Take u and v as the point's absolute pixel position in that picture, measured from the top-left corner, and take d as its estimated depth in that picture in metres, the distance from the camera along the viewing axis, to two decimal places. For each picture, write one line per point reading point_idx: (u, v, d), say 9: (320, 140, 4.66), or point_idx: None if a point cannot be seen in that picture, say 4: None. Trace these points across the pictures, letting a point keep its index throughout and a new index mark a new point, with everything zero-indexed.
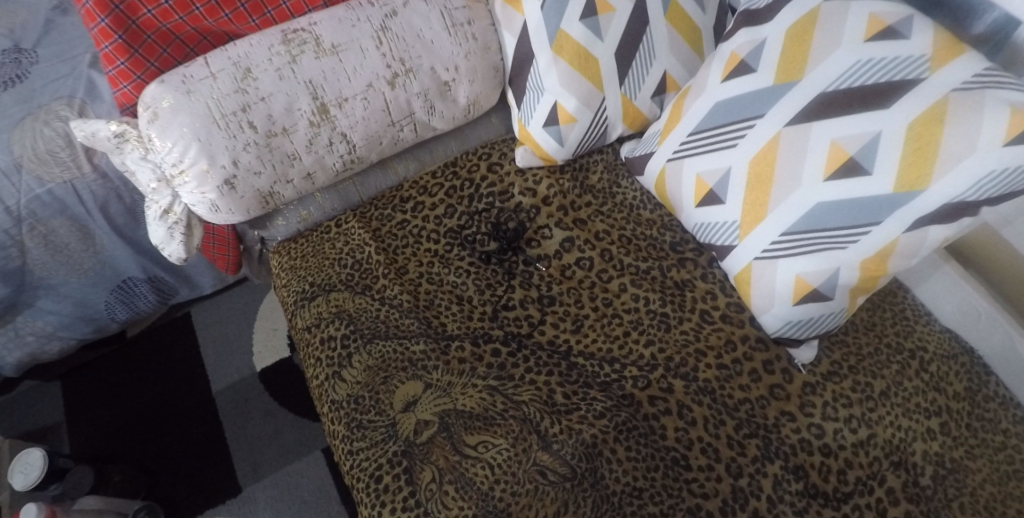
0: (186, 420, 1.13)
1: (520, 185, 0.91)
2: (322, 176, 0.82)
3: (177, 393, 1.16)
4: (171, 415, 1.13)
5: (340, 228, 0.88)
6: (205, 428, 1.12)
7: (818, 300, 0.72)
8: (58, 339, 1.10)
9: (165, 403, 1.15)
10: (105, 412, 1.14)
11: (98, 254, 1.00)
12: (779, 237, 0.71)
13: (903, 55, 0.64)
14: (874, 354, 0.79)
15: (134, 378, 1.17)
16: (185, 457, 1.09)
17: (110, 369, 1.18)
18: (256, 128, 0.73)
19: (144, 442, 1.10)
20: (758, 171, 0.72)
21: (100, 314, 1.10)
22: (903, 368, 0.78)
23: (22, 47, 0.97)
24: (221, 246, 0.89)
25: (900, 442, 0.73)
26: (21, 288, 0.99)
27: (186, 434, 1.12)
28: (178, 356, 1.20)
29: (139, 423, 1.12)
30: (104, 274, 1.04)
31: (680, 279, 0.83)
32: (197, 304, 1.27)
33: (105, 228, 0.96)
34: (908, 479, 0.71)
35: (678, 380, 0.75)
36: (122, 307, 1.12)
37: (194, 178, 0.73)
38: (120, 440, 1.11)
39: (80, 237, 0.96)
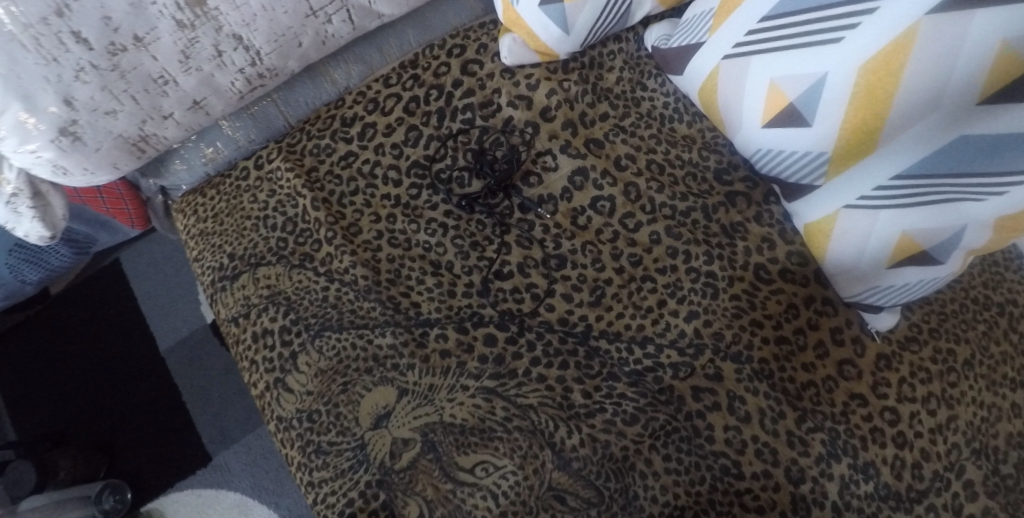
0: (136, 386, 0.97)
1: (509, 92, 0.65)
2: (218, 100, 0.56)
3: (119, 354, 0.98)
4: (118, 379, 0.97)
5: (263, 169, 0.63)
6: (161, 393, 0.96)
7: (923, 264, 0.54)
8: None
9: (108, 367, 0.97)
10: (40, 383, 0.96)
11: None
12: (887, 182, 0.51)
13: None
14: (959, 312, 0.64)
15: (63, 340, 0.98)
16: (144, 426, 0.95)
17: (30, 333, 0.98)
18: (89, 41, 0.46)
19: (91, 413, 0.95)
20: (868, 83, 0.48)
21: (4, 279, 0.84)
22: (989, 329, 0.64)
23: None
24: (114, 201, 0.68)
25: (982, 423, 0.61)
26: None
27: (139, 401, 0.96)
28: (111, 311, 1.00)
29: (82, 393, 0.96)
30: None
31: (729, 222, 0.63)
32: (127, 248, 1.04)
33: None
34: (989, 469, 0.60)
35: (729, 364, 0.59)
36: (30, 268, 0.85)
37: (9, 132, 0.47)
38: (62, 414, 0.95)
39: None
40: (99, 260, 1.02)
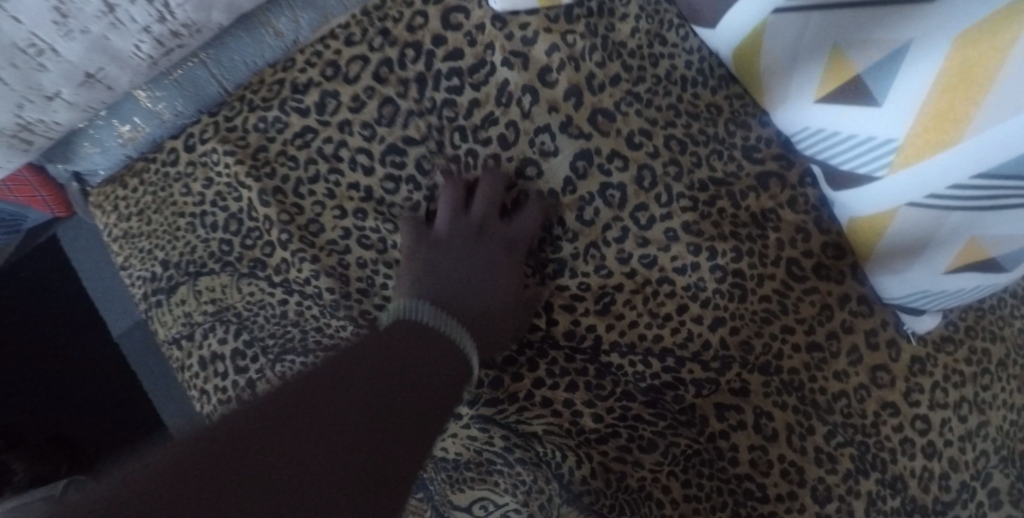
0: (89, 372, 0.88)
1: (503, 47, 0.52)
2: (121, 70, 0.43)
3: (66, 340, 0.88)
4: (68, 368, 0.88)
5: (196, 151, 0.51)
6: (119, 382, 0.88)
7: (987, 270, 0.46)
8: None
9: (57, 354, 0.88)
10: None
11: None
12: (967, 180, 0.41)
13: None
14: (997, 307, 0.58)
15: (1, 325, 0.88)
16: (105, 416, 0.87)
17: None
18: None
19: (44, 408, 0.87)
20: (965, 58, 0.38)
21: None
22: None
23: None
24: (24, 189, 0.58)
25: (1010, 426, 0.57)
26: None
27: (96, 390, 0.88)
28: (49, 294, 0.89)
29: (30, 384, 0.87)
30: None
31: (759, 209, 0.54)
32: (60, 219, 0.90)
33: None
34: (1014, 474, 0.56)
35: (755, 377, 0.52)
36: None
37: None
38: (8, 408, 0.86)
39: None
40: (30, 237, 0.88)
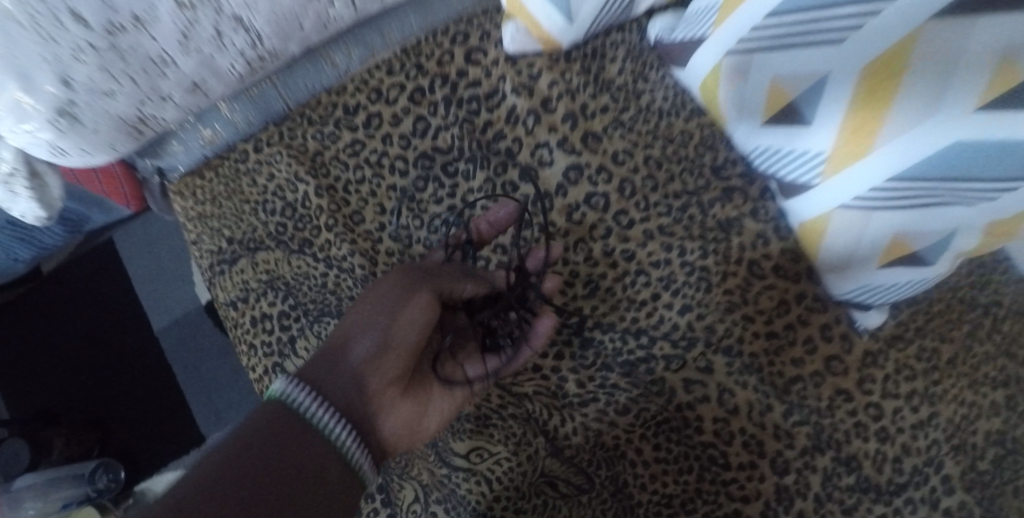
0: (130, 363, 0.98)
1: (512, 80, 0.65)
2: (218, 83, 0.57)
3: (113, 332, 0.99)
4: (113, 357, 0.98)
5: (261, 154, 0.64)
6: (155, 374, 0.97)
7: (913, 265, 0.55)
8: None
9: (104, 345, 0.98)
10: (36, 362, 0.97)
11: None
12: (882, 184, 0.51)
13: None
14: (946, 312, 0.65)
15: (61, 316, 1.00)
16: (138, 404, 0.96)
17: (21, 311, 0.99)
18: (86, 21, 0.45)
19: (88, 392, 0.96)
20: (870, 87, 0.49)
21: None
22: (976, 329, 0.65)
23: None
24: (110, 180, 0.72)
25: (963, 420, 0.61)
26: None
27: (134, 380, 0.97)
28: (103, 290, 1.01)
29: (78, 370, 0.97)
30: None
31: (725, 218, 0.63)
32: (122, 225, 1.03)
33: None
34: (967, 464, 0.60)
35: (720, 358, 0.60)
36: (23, 247, 0.83)
37: (9, 112, 0.48)
38: (56, 392, 0.96)
39: None
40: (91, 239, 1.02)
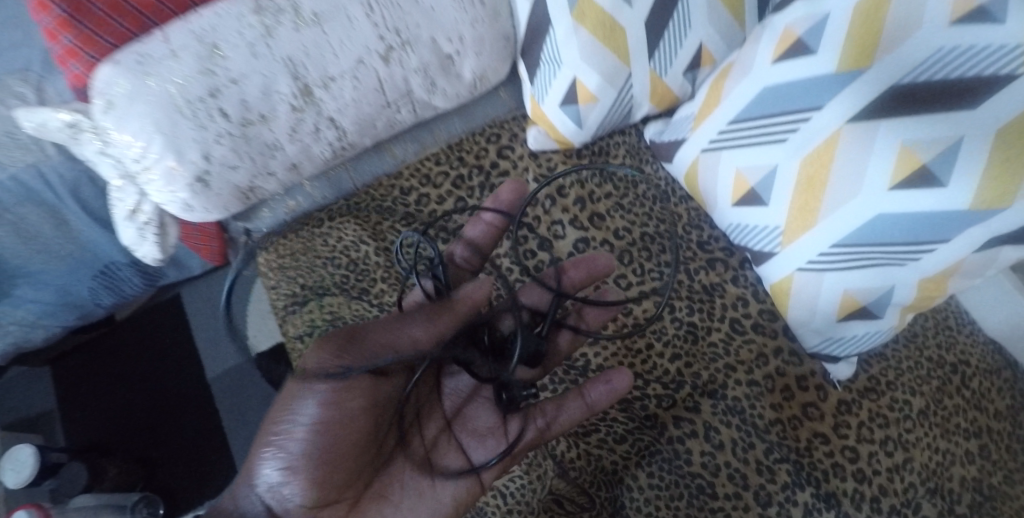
0: (178, 409, 1.11)
1: (534, 171, 0.82)
2: (309, 165, 0.74)
3: (168, 380, 1.13)
4: (164, 403, 1.12)
5: (332, 222, 0.80)
6: (197, 420, 1.10)
7: (866, 318, 0.65)
8: (44, 327, 1.06)
9: (158, 390, 1.13)
10: (98, 400, 1.12)
11: (75, 239, 0.97)
12: (830, 248, 0.63)
13: (991, 44, 0.53)
14: (914, 368, 0.72)
15: (124, 360, 1.15)
16: (181, 446, 1.09)
17: (93, 354, 1.15)
18: (229, 116, 0.63)
19: (139, 432, 1.10)
20: (809, 173, 0.63)
21: (84, 299, 1.06)
22: (943, 384, 0.72)
23: (28, 66, 0.95)
24: (205, 238, 0.90)
25: (937, 466, 0.68)
26: None
27: (179, 425, 1.10)
28: (165, 340, 1.16)
29: (132, 411, 1.11)
30: (84, 258, 1.00)
31: (709, 283, 0.76)
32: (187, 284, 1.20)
33: (78, 211, 0.93)
34: (945, 508, 0.67)
35: (706, 400, 0.69)
36: (107, 292, 1.07)
37: (163, 176, 0.64)
38: (112, 430, 1.10)
39: (53, 222, 0.93)
40: (161, 293, 1.19)
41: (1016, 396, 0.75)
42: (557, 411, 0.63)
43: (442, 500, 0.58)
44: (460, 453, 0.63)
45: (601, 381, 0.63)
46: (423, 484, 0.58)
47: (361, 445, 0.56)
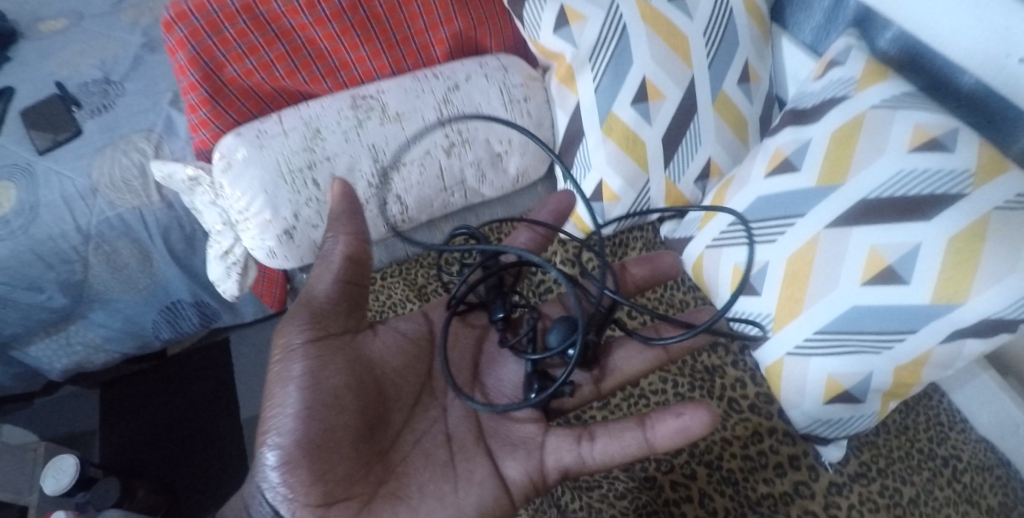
0: (208, 443, 1.28)
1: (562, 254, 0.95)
2: (373, 232, 0.87)
3: (202, 415, 1.32)
4: (194, 435, 1.29)
5: (384, 282, 0.94)
6: (222, 457, 1.26)
7: (849, 402, 0.72)
8: (104, 351, 1.30)
9: (192, 423, 1.31)
10: (138, 425, 1.31)
11: (152, 275, 1.20)
12: (813, 335, 0.72)
13: (947, 168, 0.66)
14: (905, 458, 0.77)
15: (166, 392, 1.36)
16: (203, 478, 1.24)
17: (143, 385, 1.37)
18: (320, 185, 0.79)
19: (167, 461, 1.26)
20: (794, 268, 0.73)
21: (146, 331, 1.30)
22: (934, 476, 0.76)
23: (156, 131, 1.17)
24: (270, 284, 1.03)
25: None
26: (78, 300, 1.19)
27: (206, 459, 1.26)
28: (205, 378, 1.38)
29: (166, 439, 1.29)
30: (157, 294, 1.24)
31: (710, 364, 0.84)
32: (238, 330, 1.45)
33: (161, 250, 1.16)
34: None
35: (702, 467, 0.75)
36: (167, 327, 1.31)
37: (258, 226, 0.79)
38: (147, 455, 1.27)
39: (140, 258, 1.16)
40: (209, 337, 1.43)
41: (1009, 494, 0.78)
42: (610, 440, 0.63)
43: (466, 506, 0.63)
44: (487, 463, 0.67)
45: (673, 416, 0.60)
46: (443, 490, 0.63)
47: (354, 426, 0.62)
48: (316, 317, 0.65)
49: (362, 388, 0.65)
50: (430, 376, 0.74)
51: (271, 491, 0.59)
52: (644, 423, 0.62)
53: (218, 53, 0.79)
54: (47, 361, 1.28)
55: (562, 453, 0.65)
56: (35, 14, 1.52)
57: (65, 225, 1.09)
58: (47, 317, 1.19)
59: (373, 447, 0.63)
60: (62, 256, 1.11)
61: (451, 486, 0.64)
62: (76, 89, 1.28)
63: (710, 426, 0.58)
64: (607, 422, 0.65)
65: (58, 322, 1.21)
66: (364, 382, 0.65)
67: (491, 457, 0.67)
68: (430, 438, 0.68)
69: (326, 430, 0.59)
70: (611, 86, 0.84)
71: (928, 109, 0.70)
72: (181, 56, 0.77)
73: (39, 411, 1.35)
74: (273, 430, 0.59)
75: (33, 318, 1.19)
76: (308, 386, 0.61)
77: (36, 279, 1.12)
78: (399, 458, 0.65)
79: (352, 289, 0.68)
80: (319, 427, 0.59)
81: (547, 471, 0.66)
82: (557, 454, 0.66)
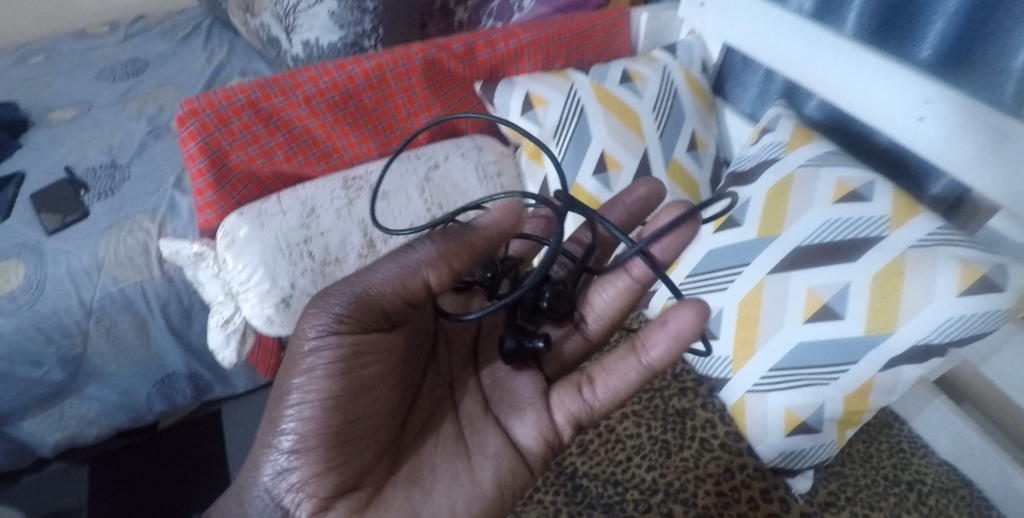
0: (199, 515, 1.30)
1: None
2: None
3: (194, 486, 1.34)
4: (186, 508, 1.31)
5: None
6: None
7: (808, 433, 0.78)
8: (97, 424, 1.34)
9: (183, 495, 1.33)
10: (128, 499, 1.33)
11: (149, 346, 1.26)
12: (769, 372, 0.80)
13: (866, 215, 0.77)
14: (872, 485, 0.83)
15: (158, 464, 1.38)
16: None
17: (135, 458, 1.40)
18: (314, 257, 0.87)
19: None
20: (745, 311, 0.82)
21: (140, 404, 1.34)
22: (901, 501, 0.81)
23: (160, 211, 1.26)
24: (265, 352, 1.10)
25: None
26: (76, 374, 1.24)
27: None
28: (198, 449, 1.41)
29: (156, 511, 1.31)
30: (154, 365, 1.29)
31: (681, 408, 0.89)
32: (230, 402, 1.50)
33: (160, 323, 1.23)
34: None
35: (678, 505, 0.79)
36: (161, 399, 1.36)
37: (257, 295, 0.87)
38: None
39: (138, 330, 1.23)
40: (201, 409, 1.48)
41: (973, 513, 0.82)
42: (609, 377, 0.67)
43: (483, 482, 0.64)
44: (496, 431, 0.67)
45: (661, 328, 0.64)
46: (458, 467, 0.64)
47: (369, 408, 0.60)
48: (358, 301, 0.59)
49: (386, 379, 0.62)
50: (434, 354, 0.74)
51: (279, 476, 0.58)
52: (638, 347, 0.66)
53: (225, 143, 0.88)
54: (40, 437, 1.30)
55: (568, 406, 0.67)
56: (47, 106, 1.65)
57: (69, 300, 1.16)
58: (44, 391, 1.23)
59: (385, 428, 0.63)
60: (64, 331, 1.17)
61: (465, 464, 0.65)
62: (84, 174, 1.38)
63: (699, 323, 0.62)
64: (601, 362, 0.68)
65: (54, 396, 1.25)
66: (388, 363, 0.63)
67: (501, 427, 0.68)
68: (440, 417, 0.68)
69: (341, 414, 0.58)
70: (574, 159, 0.94)
71: (847, 167, 0.82)
72: (191, 145, 0.86)
73: (25, 489, 1.34)
74: (289, 414, 0.58)
75: (31, 393, 1.22)
76: (335, 374, 0.58)
77: (37, 354, 1.17)
78: (411, 438, 0.66)
79: (402, 301, 0.60)
80: (336, 413, 0.58)
81: (558, 430, 0.68)
82: (564, 408, 0.68)
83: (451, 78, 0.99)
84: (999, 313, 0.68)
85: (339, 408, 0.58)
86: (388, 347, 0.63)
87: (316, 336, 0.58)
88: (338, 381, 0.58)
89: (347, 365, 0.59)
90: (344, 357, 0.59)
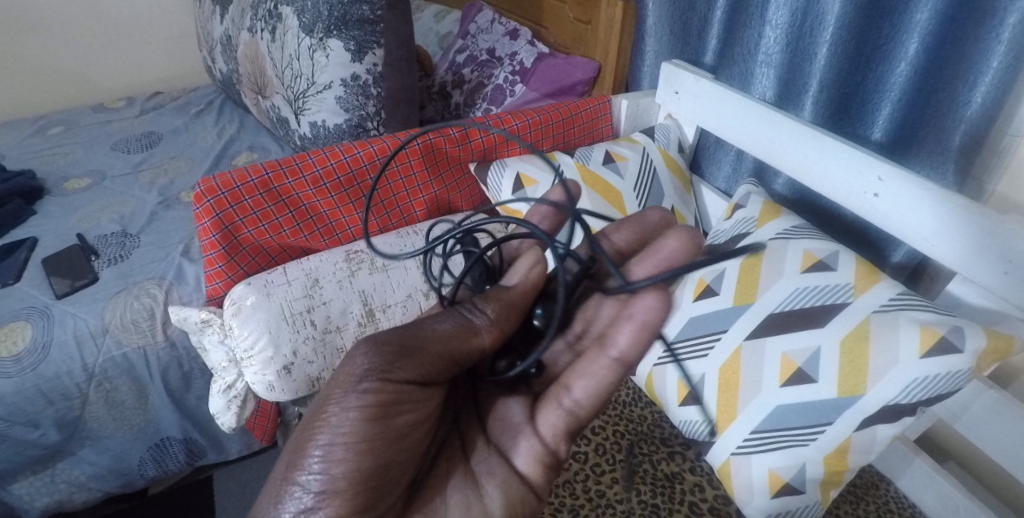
0: None
1: None
2: None
3: None
4: None
5: None
6: None
7: (793, 494, 0.80)
8: (87, 489, 1.33)
9: None
10: None
11: (146, 410, 1.28)
12: (750, 435, 0.83)
13: (831, 284, 0.83)
14: None
15: None
16: None
17: None
18: (316, 325, 0.92)
19: None
20: (725, 376, 0.86)
21: (132, 469, 1.34)
22: None
23: (166, 277, 1.32)
24: (263, 417, 1.13)
25: None
26: (71, 436, 1.25)
27: None
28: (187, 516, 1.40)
29: None
30: (149, 428, 1.31)
31: (670, 471, 0.92)
32: (223, 467, 1.51)
33: (158, 387, 1.26)
34: None
35: None
36: (153, 464, 1.36)
37: (260, 362, 0.91)
38: None
39: (136, 393, 1.25)
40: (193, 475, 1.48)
41: None
42: (586, 381, 0.70)
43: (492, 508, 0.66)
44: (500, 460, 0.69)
45: (627, 323, 0.69)
46: (469, 497, 0.66)
47: (398, 450, 0.62)
48: (405, 352, 0.60)
49: (418, 426, 0.64)
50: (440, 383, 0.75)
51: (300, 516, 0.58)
52: (605, 345, 0.70)
53: (237, 219, 0.95)
54: (27, 501, 1.28)
55: (552, 419, 0.70)
56: (61, 176, 1.73)
57: (72, 363, 1.19)
58: (38, 453, 1.24)
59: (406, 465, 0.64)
60: (64, 393, 1.19)
61: (476, 493, 0.66)
62: (94, 240, 1.45)
63: (661, 311, 0.67)
64: (573, 368, 0.71)
65: (47, 459, 1.26)
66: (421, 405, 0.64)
67: (503, 454, 0.70)
68: (450, 452, 0.70)
69: (374, 459, 0.59)
70: None
71: (813, 240, 0.89)
72: (206, 220, 0.92)
73: None
74: (317, 456, 0.58)
75: (25, 455, 1.23)
76: (371, 419, 0.59)
77: (35, 415, 1.19)
78: (424, 474, 0.67)
79: (450, 364, 0.63)
80: (368, 459, 0.59)
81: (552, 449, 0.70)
82: (549, 424, 0.70)
83: (448, 160, 1.07)
84: (961, 373, 0.72)
85: (373, 453, 0.59)
86: (425, 402, 0.64)
87: (355, 385, 0.59)
88: (376, 428, 0.59)
89: (386, 411, 0.60)
90: (386, 404, 0.60)
